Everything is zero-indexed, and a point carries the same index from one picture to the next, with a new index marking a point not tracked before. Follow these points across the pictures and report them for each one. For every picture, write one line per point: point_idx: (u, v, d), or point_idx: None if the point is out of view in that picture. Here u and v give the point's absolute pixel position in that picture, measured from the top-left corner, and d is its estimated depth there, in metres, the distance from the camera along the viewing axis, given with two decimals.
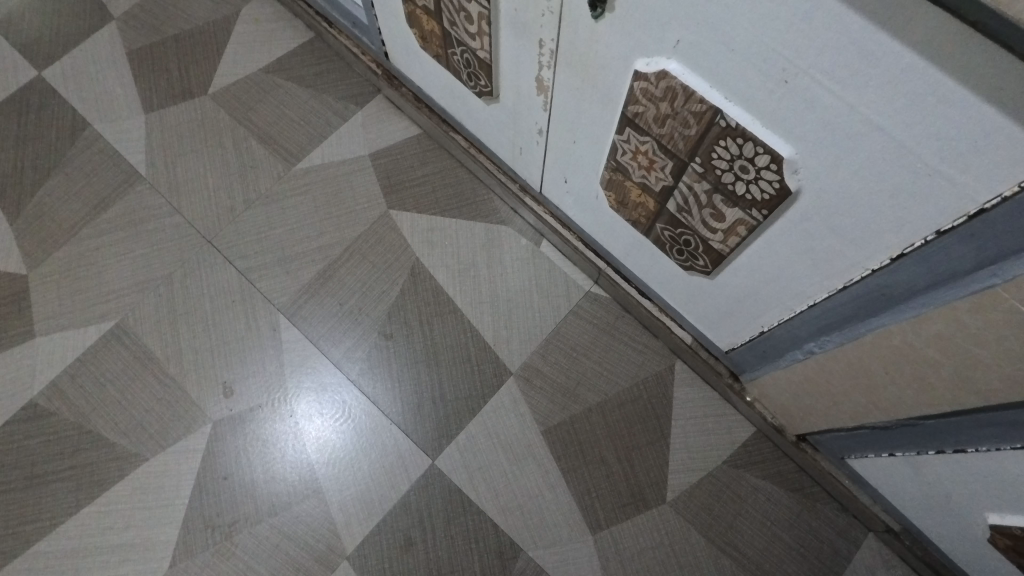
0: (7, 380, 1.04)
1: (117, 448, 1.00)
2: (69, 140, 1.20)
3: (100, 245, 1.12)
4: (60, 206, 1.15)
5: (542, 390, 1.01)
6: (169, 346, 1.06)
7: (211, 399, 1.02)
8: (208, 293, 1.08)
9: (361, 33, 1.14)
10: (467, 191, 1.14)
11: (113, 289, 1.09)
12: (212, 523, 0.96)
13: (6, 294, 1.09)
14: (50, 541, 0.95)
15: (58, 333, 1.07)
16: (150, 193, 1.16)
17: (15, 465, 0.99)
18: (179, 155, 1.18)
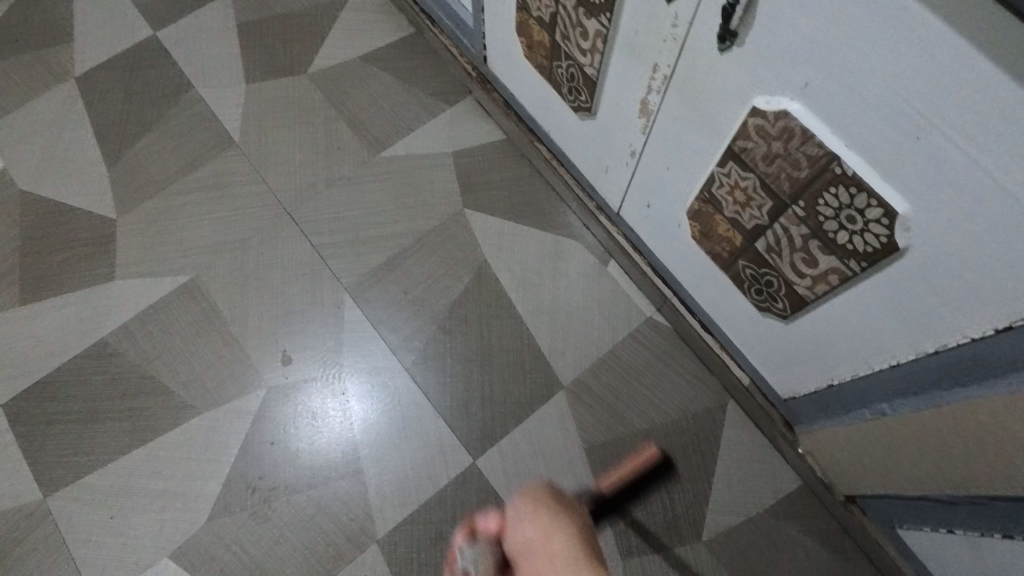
0: (84, 316, 1.09)
1: (174, 398, 1.03)
2: (172, 99, 1.26)
3: (186, 201, 1.17)
4: (155, 159, 1.21)
5: (591, 408, 1.01)
6: (235, 307, 1.09)
7: (268, 365, 1.05)
8: (280, 262, 1.12)
9: (463, 35, 1.17)
10: (542, 201, 1.15)
11: (191, 245, 1.13)
12: (253, 485, 0.98)
13: (94, 234, 1.14)
14: (100, 476, 0.99)
15: (136, 280, 1.11)
16: (239, 159, 1.20)
17: (79, 399, 1.03)
18: (271, 127, 1.23)
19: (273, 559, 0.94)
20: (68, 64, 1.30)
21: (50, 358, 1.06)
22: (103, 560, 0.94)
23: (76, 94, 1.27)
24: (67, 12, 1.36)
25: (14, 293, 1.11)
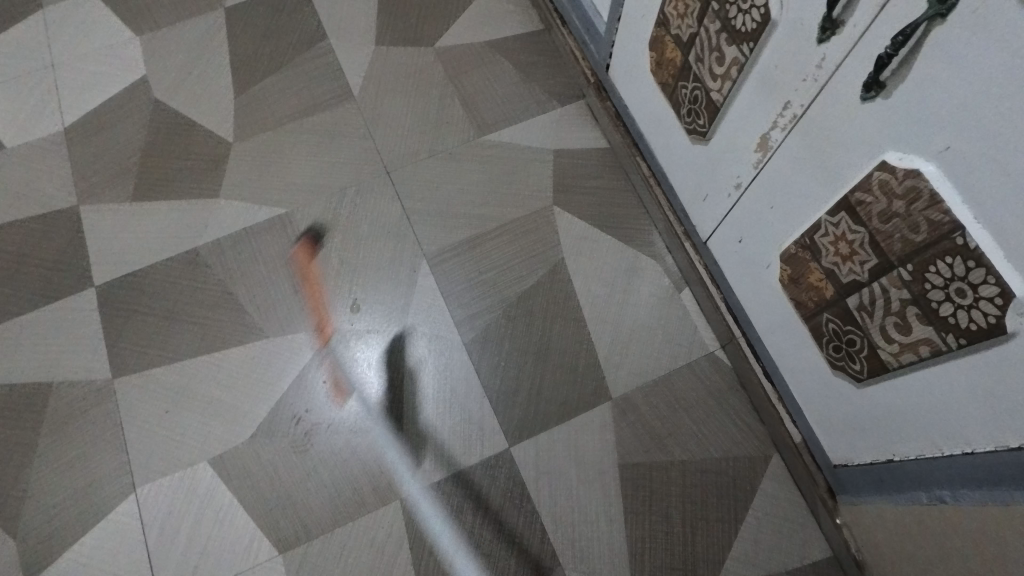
0: (185, 226, 1.16)
1: (246, 318, 1.09)
2: (305, 46, 1.33)
3: (297, 140, 1.23)
4: (278, 97, 1.27)
5: (633, 426, 1.01)
6: (320, 248, 1.13)
7: (337, 309, 1.09)
8: (370, 215, 1.15)
9: (591, 40, 1.20)
10: (630, 216, 1.16)
11: (292, 182, 1.19)
12: (299, 417, 1.02)
13: (209, 153, 1.22)
14: (165, 371, 1.05)
15: (237, 203, 1.18)
16: (353, 112, 1.25)
17: (163, 299, 1.11)
18: (389, 89, 1.28)
19: (301, 490, 0.97)
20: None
21: (146, 256, 1.14)
22: (151, 449, 1.01)
23: (222, 24, 1.36)
24: None
25: (129, 191, 1.19)
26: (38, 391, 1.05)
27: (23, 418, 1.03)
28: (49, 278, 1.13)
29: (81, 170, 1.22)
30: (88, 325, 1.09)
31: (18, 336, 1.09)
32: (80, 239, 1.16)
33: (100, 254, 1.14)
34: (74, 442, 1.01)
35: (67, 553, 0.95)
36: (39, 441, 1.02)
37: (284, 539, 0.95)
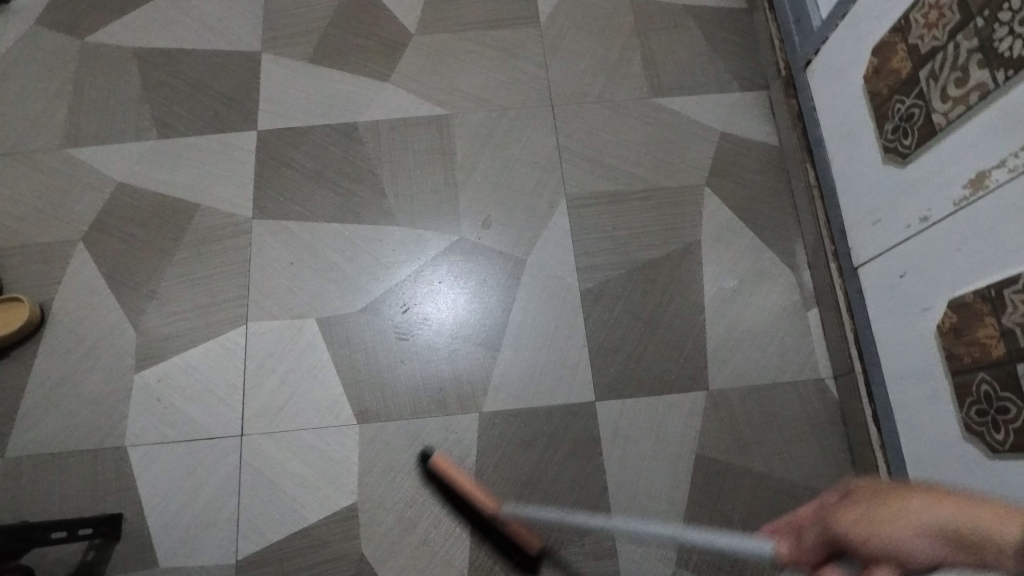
0: (349, 99, 1.19)
1: (383, 203, 1.12)
2: None
3: (474, 49, 1.23)
4: (467, 2, 1.27)
5: (721, 423, 0.99)
6: (468, 158, 1.14)
7: (468, 220, 1.10)
8: (523, 142, 1.16)
9: (797, 32, 1.14)
10: (779, 220, 1.12)
11: (459, 88, 1.20)
12: (407, 308, 1.06)
13: (389, 38, 1.24)
14: (299, 227, 1.10)
15: (402, 92, 1.20)
16: (533, 38, 1.24)
17: (313, 160, 1.15)
18: (575, 24, 1.25)
19: (391, 373, 1.01)
20: None
21: (308, 117, 1.18)
22: (268, 292, 1.06)
23: None
24: None
25: (307, 52, 1.23)
26: (185, 209, 1.12)
27: (168, 229, 1.11)
28: (219, 110, 1.19)
29: (270, 20, 1.26)
30: (242, 164, 1.15)
31: (180, 155, 1.16)
32: (253, 83, 1.21)
33: (268, 102, 1.19)
34: (204, 264, 1.08)
35: (177, 357, 1.03)
36: (176, 253, 1.09)
37: (365, 411, 1.00)
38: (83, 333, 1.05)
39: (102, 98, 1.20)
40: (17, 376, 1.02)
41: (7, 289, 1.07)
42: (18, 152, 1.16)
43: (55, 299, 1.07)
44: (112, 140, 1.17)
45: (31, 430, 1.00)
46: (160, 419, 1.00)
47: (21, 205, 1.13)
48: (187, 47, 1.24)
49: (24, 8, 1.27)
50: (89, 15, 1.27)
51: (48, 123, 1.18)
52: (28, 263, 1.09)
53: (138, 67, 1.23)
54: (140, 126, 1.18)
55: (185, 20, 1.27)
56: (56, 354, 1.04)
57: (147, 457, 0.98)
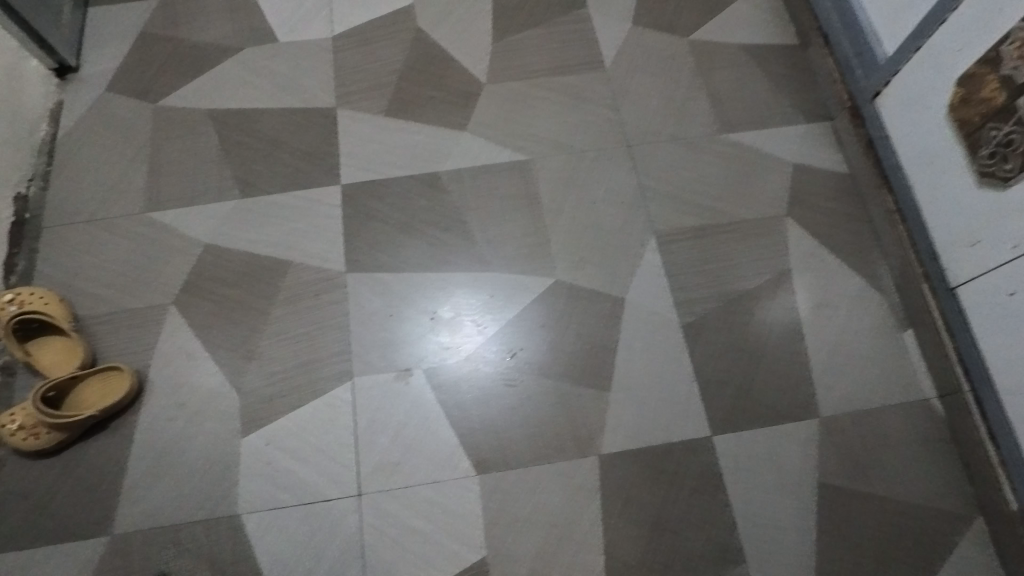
0: (429, 148, 1.21)
1: (475, 249, 1.12)
2: (565, 7, 1.36)
3: (545, 95, 1.26)
4: (532, 51, 1.31)
5: (837, 449, 1.00)
6: (554, 202, 1.16)
7: (562, 262, 1.12)
8: (605, 183, 1.18)
9: (859, 64, 1.19)
10: (863, 246, 1.15)
11: (535, 133, 1.22)
12: (511, 353, 1.05)
13: (461, 88, 1.27)
14: (394, 279, 1.10)
15: (481, 139, 1.22)
16: (602, 82, 1.28)
17: (400, 210, 1.16)
18: (640, 68, 1.30)
19: (504, 420, 1.01)
20: None
21: (390, 168, 1.19)
22: (369, 346, 1.06)
23: None
24: None
25: (381, 106, 1.25)
26: (277, 266, 1.11)
27: (260, 287, 1.10)
28: (300, 167, 1.20)
29: (341, 76, 1.28)
30: (330, 218, 1.15)
31: (266, 212, 1.16)
32: (332, 138, 1.22)
33: (348, 156, 1.20)
34: (302, 320, 1.07)
35: (284, 417, 1.01)
36: (272, 311, 1.08)
37: (482, 461, 0.98)
38: (184, 398, 1.03)
39: (181, 160, 1.21)
40: (119, 447, 1.00)
41: (102, 356, 1.06)
42: (101, 218, 1.16)
43: (152, 364, 1.05)
44: (194, 201, 1.17)
45: (138, 503, 0.97)
46: (273, 483, 0.97)
47: (109, 271, 1.12)
48: (260, 106, 1.26)
49: (95, 77, 1.29)
50: (160, 80, 1.29)
51: (129, 189, 1.18)
52: (121, 330, 1.07)
53: (214, 128, 1.23)
54: (221, 185, 1.18)
55: (257, 80, 1.28)
56: (158, 421, 1.01)
57: (262, 524, 0.95)
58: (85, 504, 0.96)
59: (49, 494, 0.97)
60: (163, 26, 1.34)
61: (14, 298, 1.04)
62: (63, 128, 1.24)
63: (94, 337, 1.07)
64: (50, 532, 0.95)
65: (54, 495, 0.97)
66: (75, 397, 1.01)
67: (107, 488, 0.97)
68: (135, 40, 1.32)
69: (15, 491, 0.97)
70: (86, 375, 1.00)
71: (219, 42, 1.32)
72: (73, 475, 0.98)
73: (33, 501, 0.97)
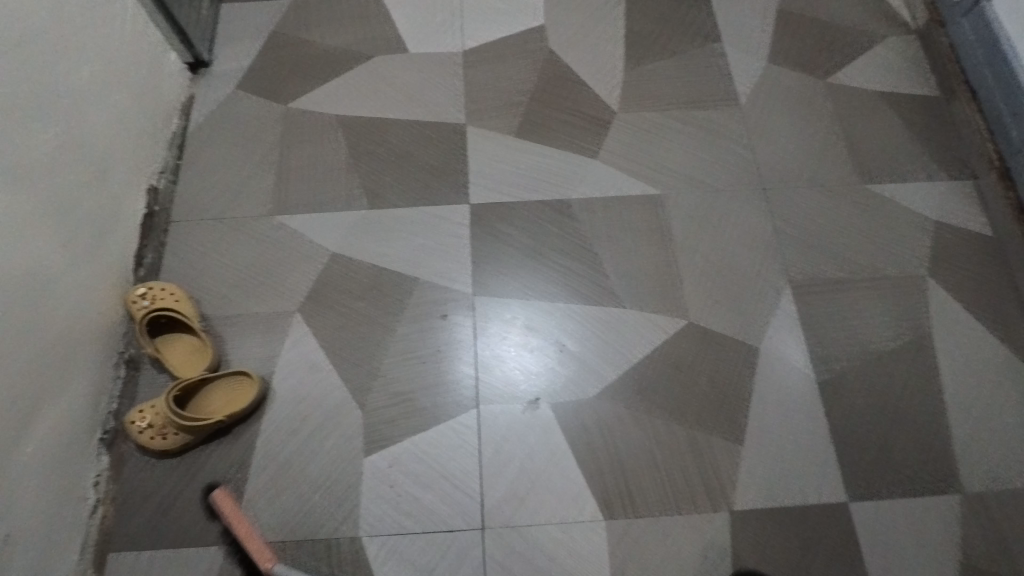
0: (560, 174, 1.19)
1: (604, 283, 1.10)
2: (699, 40, 1.33)
3: (678, 128, 1.24)
4: (665, 81, 1.28)
5: (982, 528, 0.95)
6: (687, 240, 1.14)
7: (695, 304, 1.08)
8: (740, 225, 1.15)
9: (1015, 124, 1.16)
10: (1008, 312, 1.10)
11: (668, 168, 1.20)
12: (642, 393, 1.02)
13: (593, 115, 1.24)
14: (523, 307, 1.08)
15: (612, 169, 1.19)
16: (736, 119, 1.25)
17: (529, 236, 1.14)
18: (776, 108, 1.27)
19: (633, 464, 0.98)
20: None
21: (520, 192, 1.17)
22: (496, 373, 1.03)
23: None
24: None
25: (511, 126, 1.23)
26: (403, 282, 1.10)
27: (385, 302, 1.08)
28: (429, 182, 1.18)
29: (472, 93, 1.27)
30: (457, 238, 1.13)
31: (394, 225, 1.14)
32: (461, 155, 1.20)
33: (477, 176, 1.19)
34: (426, 341, 1.06)
35: (408, 440, 0.99)
36: (397, 328, 1.06)
37: (610, 505, 0.95)
38: (307, 410, 1.01)
39: (309, 165, 1.20)
40: (241, 455, 0.99)
41: (226, 359, 1.05)
42: (229, 217, 1.16)
43: (276, 372, 1.04)
44: (322, 208, 1.16)
45: (258, 515, 0.95)
46: (396, 507, 0.95)
47: (234, 272, 1.11)
48: (389, 116, 1.24)
49: (226, 75, 1.29)
50: (290, 82, 1.28)
51: (257, 191, 1.18)
52: (247, 334, 1.06)
53: (343, 136, 1.22)
54: (350, 193, 1.17)
55: (386, 88, 1.27)
56: (281, 431, 1.00)
57: (384, 549, 0.93)
58: (207, 509, 0.96)
59: (172, 496, 0.97)
60: (294, 28, 1.34)
61: (147, 293, 1.04)
62: (193, 123, 1.24)
63: (218, 338, 1.06)
64: (173, 535, 0.94)
65: (177, 496, 0.96)
66: (200, 401, 0.99)
67: (227, 495, 0.96)
68: (267, 40, 1.33)
69: (139, 488, 0.97)
70: (214, 379, 0.99)
71: (349, 48, 1.32)
72: (195, 479, 0.97)
73: (154, 501, 0.96)
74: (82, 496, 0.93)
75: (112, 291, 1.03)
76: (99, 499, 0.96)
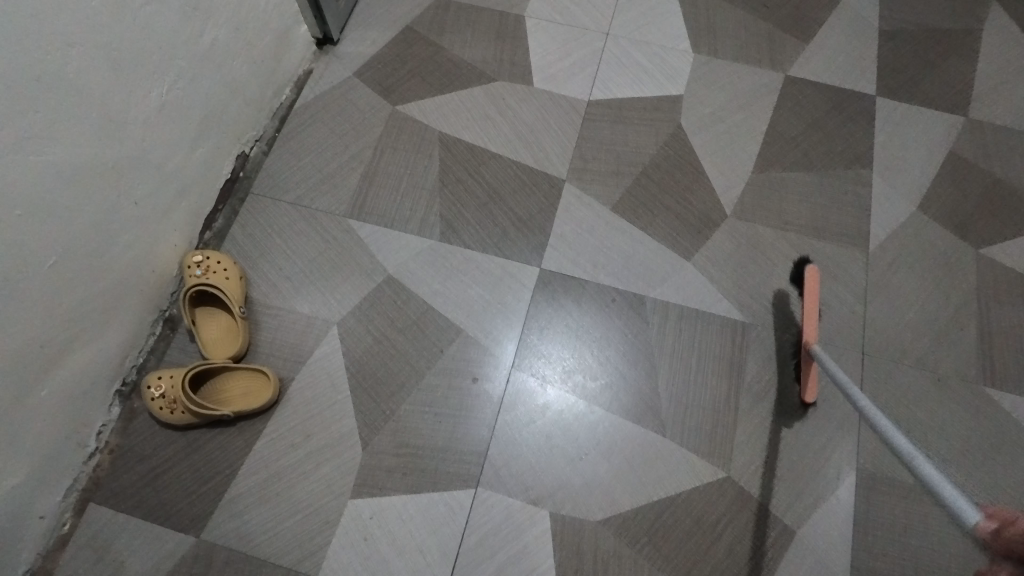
0: (645, 266, 1.09)
1: (652, 400, 1.00)
2: (847, 160, 1.19)
3: (790, 255, 1.11)
4: (793, 197, 1.15)
5: None
6: (758, 384, 1.02)
7: (742, 458, 0.97)
8: (822, 386, 1.02)
9: None
10: None
11: (764, 295, 1.08)
12: (652, 536, 0.93)
13: (702, 211, 1.13)
14: (559, 398, 1.01)
15: (702, 278, 1.08)
16: (859, 263, 1.10)
17: (591, 323, 1.05)
18: (909, 264, 1.10)
19: None
20: (790, 57, 1.28)
21: (597, 271, 1.09)
22: (508, 460, 0.97)
23: (778, 87, 1.25)
24: (826, 11, 1.33)
25: (611, 197, 1.14)
26: (448, 330, 1.04)
27: (423, 345, 1.03)
28: (508, 231, 1.11)
29: (583, 148, 1.18)
30: (516, 300, 1.07)
31: (458, 266, 1.09)
32: (550, 213, 1.13)
33: (559, 241, 1.11)
34: (451, 400, 1.00)
35: (398, 497, 0.95)
36: (427, 375, 1.01)
37: None
38: (313, 429, 0.98)
39: (397, 176, 1.15)
40: (238, 451, 0.97)
41: (255, 349, 1.03)
42: (304, 206, 1.14)
43: (296, 380, 1.01)
44: (395, 225, 1.12)
45: (234, 518, 0.94)
46: (363, 561, 0.91)
47: (292, 264, 1.09)
48: (492, 149, 1.18)
49: (349, 58, 1.26)
50: (407, 83, 1.24)
51: (339, 187, 1.15)
52: (281, 331, 1.04)
53: (439, 155, 1.17)
54: (426, 219, 1.12)
55: (498, 118, 1.21)
56: (281, 442, 0.98)
57: None
58: (189, 495, 0.95)
59: (162, 469, 0.96)
60: (428, 28, 1.30)
61: (203, 262, 1.03)
62: (302, 98, 1.23)
63: (255, 326, 1.05)
64: (152, 508, 0.94)
65: (167, 471, 0.96)
66: (217, 384, 0.98)
67: (212, 487, 0.95)
68: (399, 33, 1.29)
69: (137, 450, 0.98)
70: (234, 369, 0.98)
71: (475, 65, 1.26)
72: (189, 459, 0.97)
73: (146, 467, 0.97)
74: (83, 443, 0.94)
75: (173, 249, 1.03)
76: (99, 447, 0.97)
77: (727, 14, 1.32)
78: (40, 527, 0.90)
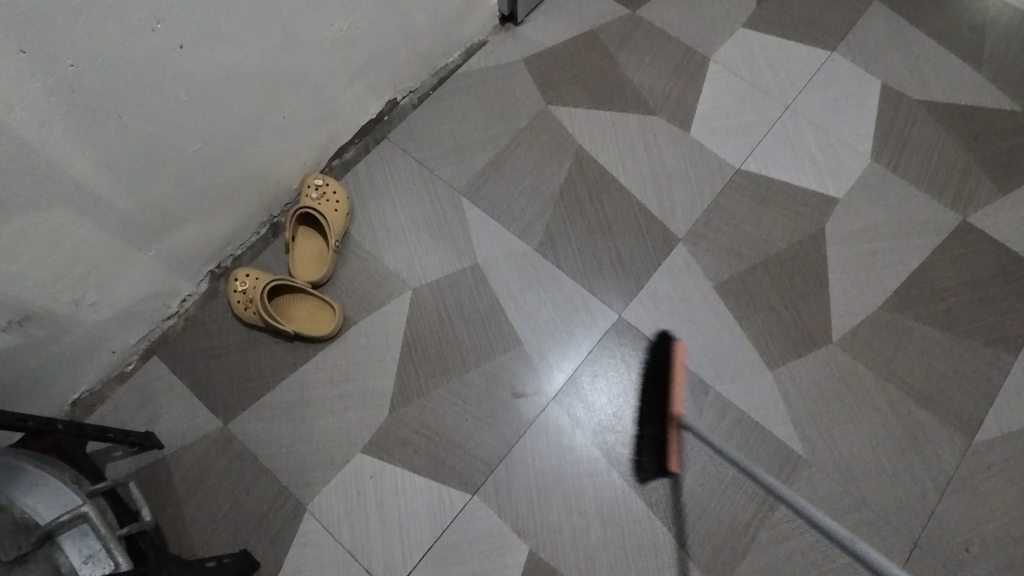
0: (722, 356, 1.04)
1: (672, 490, 0.97)
2: (991, 336, 1.06)
3: (881, 408, 1.01)
4: (911, 351, 1.04)
5: None
6: (787, 523, 0.95)
7: None
8: (855, 557, 0.93)
9: None
10: None
11: (833, 437, 0.99)
12: None
13: (806, 326, 1.06)
14: (584, 446, 0.99)
15: (776, 393, 1.02)
16: (954, 448, 0.99)
17: (645, 389, 1.02)
18: (1012, 475, 0.97)
19: None
20: (976, 201, 1.15)
21: (672, 342, 1.05)
22: (511, 483, 0.97)
23: (946, 229, 1.12)
24: None
25: (719, 274, 1.09)
26: (508, 337, 1.05)
27: (480, 341, 1.05)
28: (603, 266, 1.09)
29: (711, 214, 1.13)
30: (583, 336, 1.05)
31: (543, 281, 1.08)
32: (650, 265, 1.09)
33: (648, 296, 1.07)
34: (484, 403, 1.01)
35: (400, 470, 0.98)
36: (472, 370, 1.03)
37: None
38: (353, 375, 1.03)
39: (521, 172, 1.16)
40: (286, 366, 1.04)
41: (334, 281, 1.09)
42: (428, 168, 1.17)
43: (357, 324, 1.06)
44: (500, 218, 1.13)
45: (259, 422, 1.01)
46: (348, 512, 0.96)
47: (396, 217, 1.13)
48: (621, 180, 1.15)
49: (524, 43, 1.27)
50: (568, 85, 1.23)
51: (466, 162, 1.17)
52: (362, 275, 1.09)
53: (568, 167, 1.16)
54: (531, 223, 1.12)
55: (640, 151, 1.17)
56: (322, 374, 1.03)
57: (313, 534, 0.95)
58: (232, 385, 1.03)
59: (220, 352, 1.05)
60: (611, 39, 1.28)
61: (320, 187, 1.09)
62: (467, 66, 1.25)
63: (343, 261, 1.10)
64: (198, 383, 1.03)
65: (223, 356, 1.05)
66: (290, 301, 1.06)
67: (253, 388, 1.03)
68: (581, 35, 1.28)
69: (206, 328, 1.07)
70: (309, 294, 1.05)
71: (640, 91, 1.23)
72: (245, 354, 1.05)
73: (208, 345, 1.06)
74: (169, 303, 1.04)
75: (302, 166, 1.10)
76: (178, 312, 1.07)
77: (924, 130, 1.20)
78: (109, 360, 1.00)
